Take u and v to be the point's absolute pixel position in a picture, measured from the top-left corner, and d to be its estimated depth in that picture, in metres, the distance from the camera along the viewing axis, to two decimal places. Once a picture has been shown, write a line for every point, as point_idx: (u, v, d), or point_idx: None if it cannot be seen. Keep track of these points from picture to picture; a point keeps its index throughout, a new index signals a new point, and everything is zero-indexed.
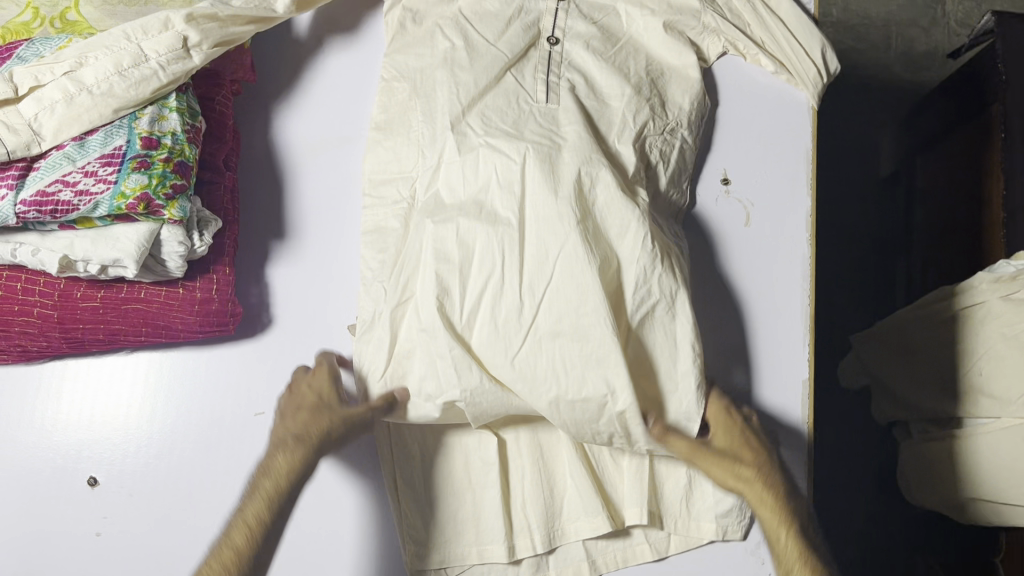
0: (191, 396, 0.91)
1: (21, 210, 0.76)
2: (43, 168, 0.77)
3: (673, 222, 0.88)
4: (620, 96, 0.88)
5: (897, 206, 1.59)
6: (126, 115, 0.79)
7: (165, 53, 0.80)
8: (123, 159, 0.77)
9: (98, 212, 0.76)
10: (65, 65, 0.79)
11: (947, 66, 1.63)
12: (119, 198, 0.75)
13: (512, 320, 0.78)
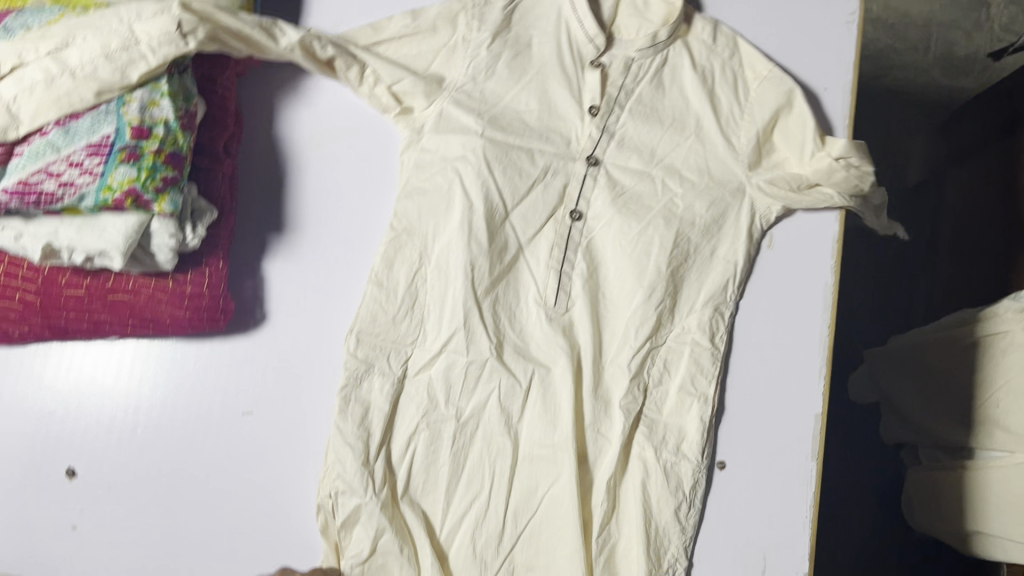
0: (175, 391, 0.88)
1: (3, 198, 0.72)
2: (25, 155, 0.73)
3: (681, 433, 0.90)
4: (623, 332, 0.90)
5: (922, 219, 1.50)
6: (115, 100, 0.75)
7: (157, 36, 0.75)
8: (111, 148, 0.73)
9: (83, 204, 0.72)
10: (51, 43, 0.75)
11: (986, 72, 1.56)
12: (105, 190, 0.72)
13: (491, 546, 0.88)
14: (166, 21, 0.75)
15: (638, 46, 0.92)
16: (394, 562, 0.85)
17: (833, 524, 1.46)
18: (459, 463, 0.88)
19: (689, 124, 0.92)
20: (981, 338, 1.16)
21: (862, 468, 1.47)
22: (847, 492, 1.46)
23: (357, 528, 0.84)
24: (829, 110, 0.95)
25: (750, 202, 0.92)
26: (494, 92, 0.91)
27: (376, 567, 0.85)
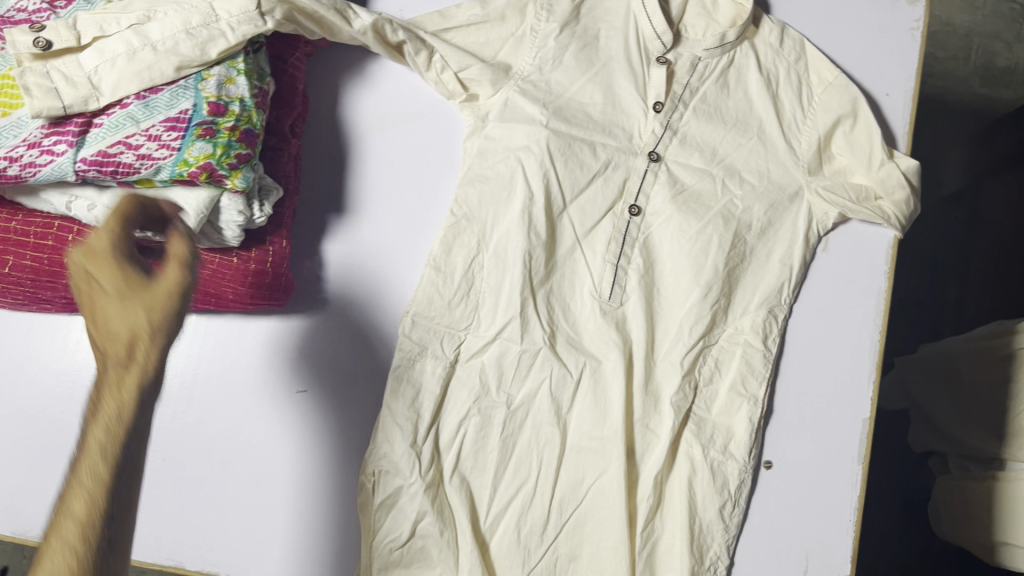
0: (232, 368, 0.89)
1: (81, 167, 0.73)
2: (104, 127, 0.74)
3: (729, 433, 0.91)
4: (678, 325, 0.91)
5: (957, 229, 1.48)
6: (193, 76, 0.76)
7: (237, 14, 0.75)
8: (187, 124, 0.73)
9: (159, 176, 0.73)
10: (132, 17, 0.75)
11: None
12: (182, 164, 0.72)
13: (537, 533, 0.88)
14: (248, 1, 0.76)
15: (705, 46, 0.93)
16: (433, 545, 0.86)
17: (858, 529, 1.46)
18: (507, 451, 0.88)
19: (753, 125, 0.94)
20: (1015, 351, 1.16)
21: (891, 474, 1.47)
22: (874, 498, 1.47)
23: (401, 509, 0.86)
24: (889, 116, 0.95)
25: (808, 206, 0.93)
26: (560, 82, 0.92)
27: (414, 551, 0.86)
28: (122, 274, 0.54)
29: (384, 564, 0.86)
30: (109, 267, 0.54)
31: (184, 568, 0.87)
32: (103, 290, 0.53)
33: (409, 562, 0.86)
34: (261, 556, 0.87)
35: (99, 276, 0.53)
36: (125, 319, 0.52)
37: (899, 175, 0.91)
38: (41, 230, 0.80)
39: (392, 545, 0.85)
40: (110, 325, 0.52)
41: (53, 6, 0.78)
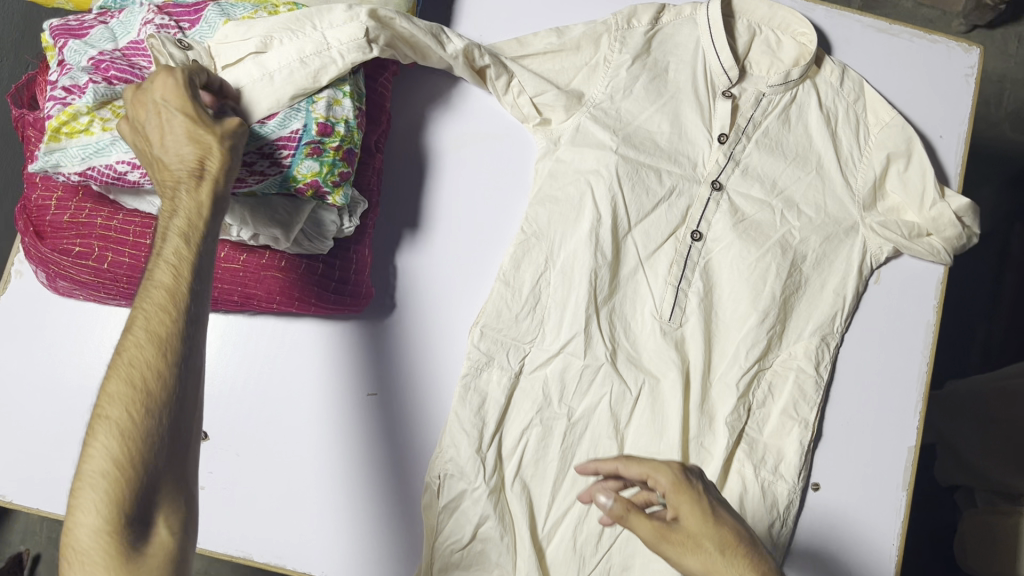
0: (302, 368, 0.93)
1: None
2: None
3: (780, 454, 0.94)
4: (735, 348, 0.94)
5: (987, 268, 1.51)
6: (304, 99, 0.80)
7: (347, 42, 0.81)
8: (298, 143, 0.79)
9: (268, 190, 0.80)
10: (252, 44, 0.80)
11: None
12: (291, 180, 0.79)
13: (591, 542, 0.91)
14: (356, 29, 0.81)
15: (769, 83, 0.97)
16: (493, 549, 0.89)
17: None
18: (567, 461, 0.91)
19: (812, 160, 0.98)
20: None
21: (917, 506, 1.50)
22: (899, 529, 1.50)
23: (464, 511, 0.89)
24: (942, 157, 1.00)
25: (863, 239, 0.97)
26: (630, 111, 0.96)
27: (474, 555, 0.89)
28: (153, 102, 0.69)
29: (445, 564, 0.89)
30: (187, 111, 0.69)
31: (253, 559, 0.90)
32: (176, 119, 0.68)
33: (467, 565, 0.89)
34: (328, 551, 0.90)
35: (171, 104, 0.68)
36: (166, 274, 0.62)
37: (952, 214, 0.95)
38: (140, 229, 0.84)
39: (453, 547, 0.88)
40: (178, 139, 0.68)
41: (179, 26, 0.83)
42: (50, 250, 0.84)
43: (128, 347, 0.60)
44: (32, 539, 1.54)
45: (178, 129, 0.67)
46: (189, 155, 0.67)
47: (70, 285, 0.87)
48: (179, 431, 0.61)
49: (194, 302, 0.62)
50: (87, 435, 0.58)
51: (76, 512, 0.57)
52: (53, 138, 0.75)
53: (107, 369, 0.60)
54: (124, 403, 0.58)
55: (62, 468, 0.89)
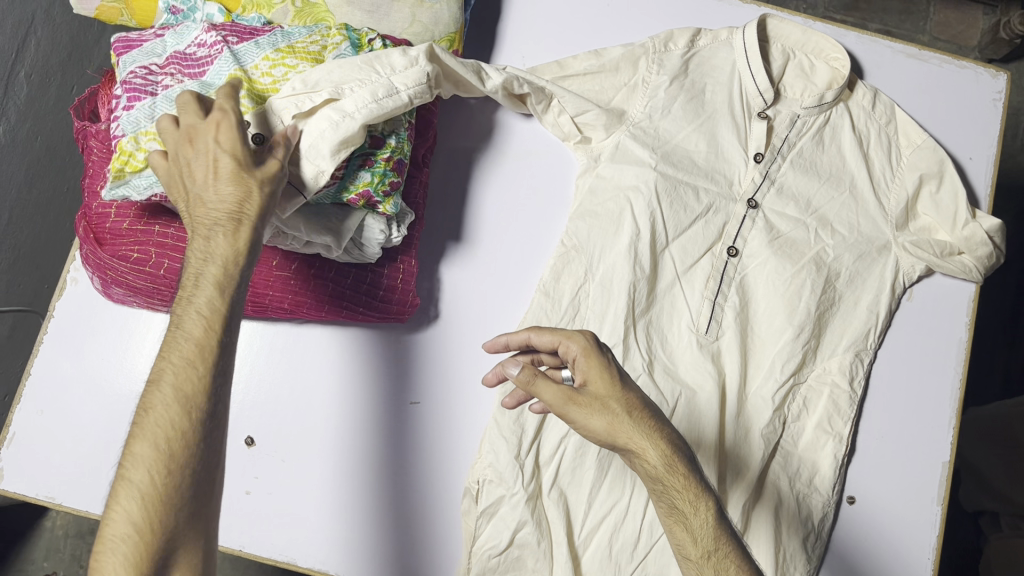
0: (349, 374, 0.94)
1: None
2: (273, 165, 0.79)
3: (815, 467, 0.96)
4: (771, 361, 0.96)
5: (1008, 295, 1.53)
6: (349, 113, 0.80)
7: (412, 86, 0.83)
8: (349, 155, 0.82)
9: (321, 200, 0.82)
10: (324, 94, 0.80)
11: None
12: (344, 191, 0.82)
13: (627, 550, 0.92)
14: (419, 73, 0.83)
15: (805, 105, 1.00)
16: (530, 555, 0.90)
17: None
18: (603, 470, 0.92)
19: (846, 180, 1.01)
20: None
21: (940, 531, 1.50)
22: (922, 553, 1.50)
23: (502, 517, 0.89)
24: (973, 177, 1.02)
25: (895, 257, 0.99)
26: (667, 130, 0.99)
27: (511, 560, 0.90)
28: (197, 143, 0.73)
29: (483, 569, 0.90)
30: (228, 155, 0.72)
31: (296, 563, 0.90)
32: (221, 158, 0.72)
33: (505, 570, 0.90)
34: (368, 556, 0.91)
35: (221, 144, 0.72)
36: (197, 325, 0.67)
37: (983, 234, 0.97)
38: None
39: (491, 552, 0.89)
40: (222, 183, 0.71)
41: (227, 39, 0.83)
42: (109, 255, 0.87)
43: (157, 398, 0.65)
44: (55, 556, 1.55)
45: (224, 176, 0.71)
46: (229, 201, 0.71)
47: (125, 291, 0.90)
48: (208, 470, 0.67)
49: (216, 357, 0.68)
50: (117, 479, 0.63)
51: (98, 559, 0.61)
52: (118, 175, 0.78)
53: (134, 419, 0.65)
54: (153, 459, 0.63)
55: (111, 471, 0.91)
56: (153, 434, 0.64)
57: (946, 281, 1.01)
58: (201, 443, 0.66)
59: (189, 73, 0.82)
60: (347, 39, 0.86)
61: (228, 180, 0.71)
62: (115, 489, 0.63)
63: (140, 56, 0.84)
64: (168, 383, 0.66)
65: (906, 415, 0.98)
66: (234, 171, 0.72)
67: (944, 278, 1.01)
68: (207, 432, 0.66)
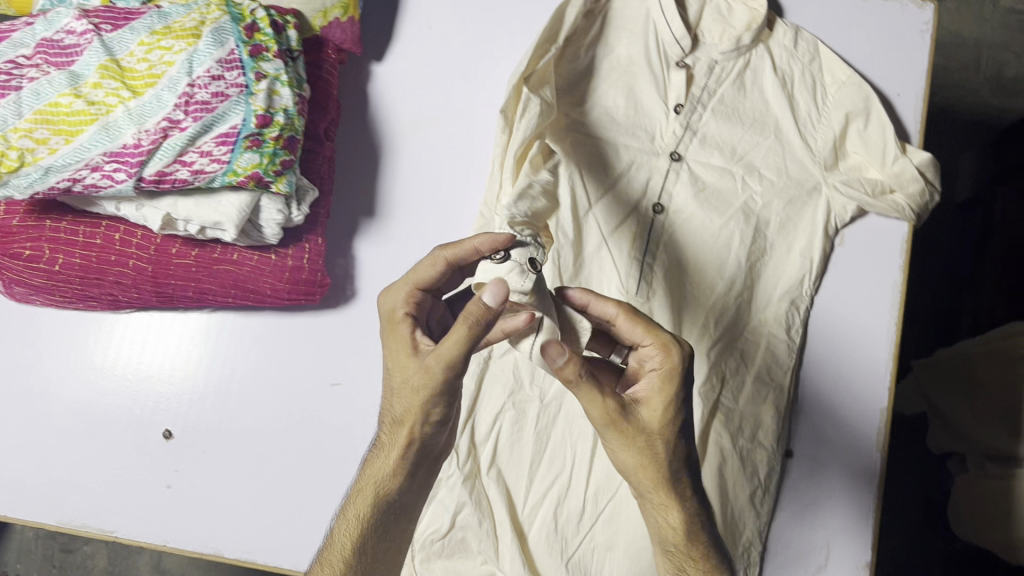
0: (268, 363, 0.92)
1: (140, 184, 0.77)
2: (162, 147, 0.76)
3: (757, 421, 0.93)
4: (700, 318, 0.95)
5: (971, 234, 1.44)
6: (242, 88, 0.79)
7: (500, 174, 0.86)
8: (236, 137, 0.78)
9: (211, 185, 0.78)
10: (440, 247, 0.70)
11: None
12: (231, 174, 0.78)
13: (574, 520, 0.90)
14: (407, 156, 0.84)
15: (722, 50, 0.97)
16: (473, 536, 0.90)
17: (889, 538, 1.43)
18: (541, 446, 0.92)
19: (770, 125, 0.98)
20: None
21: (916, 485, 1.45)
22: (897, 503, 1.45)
23: (441, 500, 0.90)
24: (901, 114, 0.99)
25: (826, 199, 0.96)
26: (585, 91, 0.98)
27: (455, 542, 0.91)
28: (400, 343, 0.69)
29: (427, 554, 0.91)
30: (437, 362, 0.65)
31: (222, 554, 0.88)
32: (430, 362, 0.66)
33: (450, 554, 0.91)
34: (294, 543, 0.89)
35: (414, 371, 0.67)
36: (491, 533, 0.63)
37: (914, 169, 0.93)
38: (90, 230, 0.84)
39: (433, 536, 0.90)
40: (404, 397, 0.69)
41: (100, 27, 0.80)
42: (2, 254, 0.84)
43: None
44: (28, 557, 1.55)
45: (409, 386, 0.68)
46: (405, 410, 0.69)
47: (27, 290, 0.87)
48: None
49: (382, 508, 0.73)
50: None
51: None
52: None
53: None
54: None
55: (31, 474, 0.90)
56: None
57: (881, 223, 0.97)
58: None
59: (57, 62, 0.78)
60: (227, 12, 0.81)
61: (404, 383, 0.68)
62: None
63: (8, 48, 0.79)
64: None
65: (844, 364, 0.95)
66: (418, 371, 0.67)
67: (877, 220, 0.97)
68: None
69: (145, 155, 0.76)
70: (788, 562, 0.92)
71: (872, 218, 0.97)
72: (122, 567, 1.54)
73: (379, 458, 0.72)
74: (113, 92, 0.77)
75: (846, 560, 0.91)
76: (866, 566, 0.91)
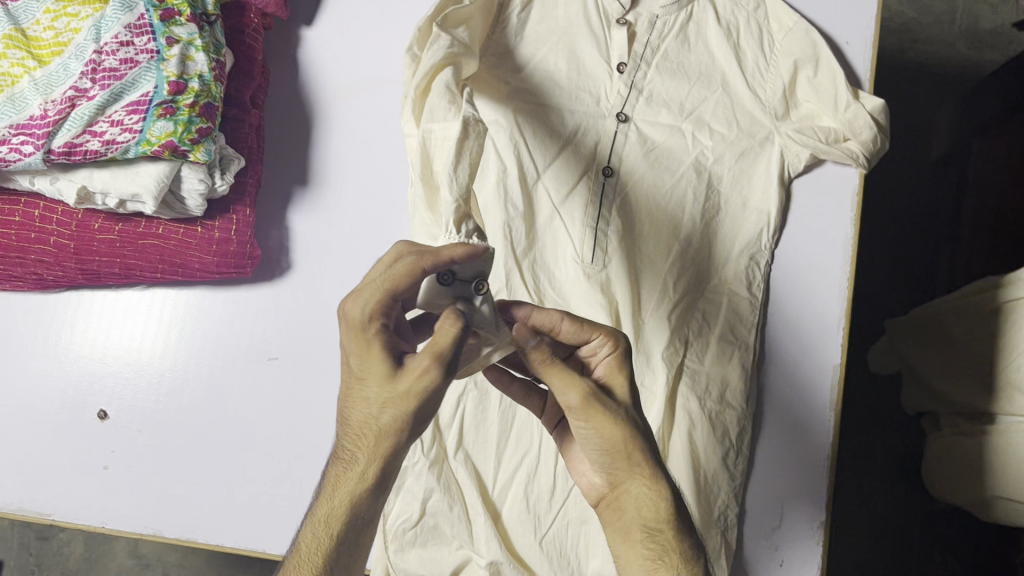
0: (205, 340, 0.90)
1: (50, 156, 0.75)
2: (69, 117, 0.75)
3: (724, 382, 0.90)
4: (656, 281, 0.92)
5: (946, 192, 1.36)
6: (152, 53, 0.76)
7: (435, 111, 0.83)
8: (148, 105, 0.75)
9: (126, 156, 0.75)
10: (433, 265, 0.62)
11: (1013, 47, 1.37)
12: (145, 144, 0.75)
13: (546, 497, 0.88)
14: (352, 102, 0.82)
15: (661, 3, 0.94)
16: (444, 522, 0.88)
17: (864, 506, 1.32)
18: (506, 425, 0.90)
19: (717, 77, 0.94)
20: (1000, 305, 1.00)
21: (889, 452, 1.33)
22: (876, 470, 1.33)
23: (409, 489, 0.88)
24: (851, 61, 0.96)
25: (779, 148, 0.92)
26: (523, 54, 0.95)
27: (428, 530, 0.88)
28: (374, 353, 0.59)
29: (399, 544, 0.88)
30: (429, 365, 0.58)
31: (162, 535, 0.86)
32: (415, 367, 0.59)
33: (424, 541, 0.89)
34: (234, 521, 0.86)
35: (404, 380, 0.59)
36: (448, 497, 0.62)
37: (867, 115, 0.89)
38: (8, 206, 0.82)
39: (404, 525, 0.88)
40: (377, 408, 0.60)
41: None
42: None
43: None
44: (6, 545, 1.52)
45: (383, 396, 0.59)
46: (379, 422, 0.60)
47: None
48: None
49: (355, 521, 0.63)
50: None
51: None
52: None
53: None
54: None
55: None
56: None
57: (833, 173, 0.94)
58: None
59: None
60: None
61: (378, 391, 0.59)
62: None
63: None
64: None
65: (804, 321, 0.92)
66: (410, 378, 0.59)
67: (831, 170, 0.94)
68: None
69: (53, 126, 0.74)
70: (756, 527, 0.90)
71: (825, 169, 0.94)
72: (99, 553, 1.50)
73: (349, 469, 0.62)
74: (18, 62, 0.76)
75: (801, 519, 0.89)
76: (821, 524, 0.89)
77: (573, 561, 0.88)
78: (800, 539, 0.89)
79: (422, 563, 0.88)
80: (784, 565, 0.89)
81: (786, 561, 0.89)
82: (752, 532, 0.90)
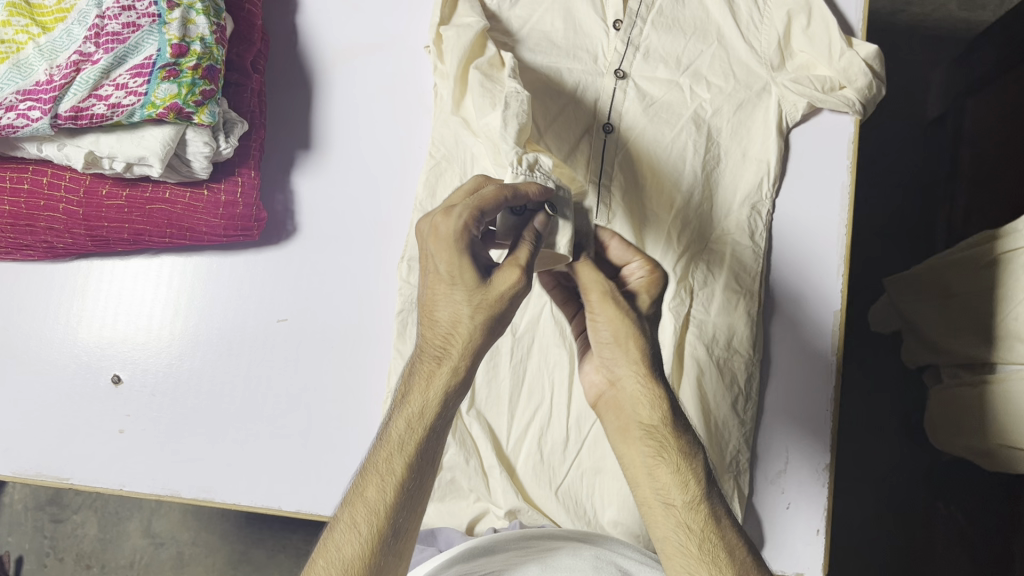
0: (215, 302, 0.91)
1: (56, 121, 0.76)
2: (75, 82, 0.76)
3: (730, 330, 0.90)
4: (659, 235, 0.93)
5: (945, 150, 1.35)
6: (155, 17, 0.77)
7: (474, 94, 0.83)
8: (151, 68, 0.76)
9: (131, 120, 0.76)
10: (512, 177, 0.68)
11: (1006, 6, 1.36)
12: (150, 107, 0.75)
13: (558, 450, 0.88)
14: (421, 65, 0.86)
15: None
16: (461, 475, 0.88)
17: (873, 463, 1.31)
18: (518, 380, 0.90)
19: (711, 31, 0.95)
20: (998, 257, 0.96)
21: (900, 406, 1.31)
22: (884, 426, 1.31)
23: None
24: (842, 12, 0.97)
25: (776, 99, 0.93)
26: (520, 16, 0.96)
27: (445, 485, 0.89)
28: (465, 261, 0.56)
29: None
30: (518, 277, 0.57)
31: (180, 495, 0.87)
32: (503, 277, 0.57)
33: (442, 495, 0.89)
34: (251, 480, 0.87)
35: (492, 288, 0.57)
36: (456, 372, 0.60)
37: (861, 62, 0.90)
38: (18, 175, 0.84)
39: None
40: (457, 313, 0.57)
41: None
42: None
43: (365, 482, 0.58)
44: (19, 529, 1.53)
45: (467, 303, 0.57)
46: (463, 325, 0.57)
47: None
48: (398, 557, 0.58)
49: (434, 431, 0.58)
50: (320, 554, 0.57)
51: None
52: None
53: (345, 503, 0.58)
54: (351, 536, 0.57)
55: None
56: (347, 519, 0.57)
57: (829, 123, 0.95)
58: (396, 525, 0.57)
59: None
60: None
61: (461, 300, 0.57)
62: (322, 546, 0.57)
63: None
64: (376, 471, 0.58)
65: (806, 268, 0.93)
66: (495, 288, 0.57)
67: (826, 121, 0.95)
68: (407, 511, 0.58)
69: (58, 91, 0.76)
70: (763, 471, 0.91)
71: (821, 119, 0.95)
72: (113, 534, 1.51)
73: (439, 355, 0.58)
74: (23, 29, 0.78)
75: (807, 462, 0.90)
76: (826, 468, 0.89)
77: (590, 511, 0.87)
78: (805, 483, 0.90)
79: (441, 516, 0.89)
80: (791, 507, 0.90)
81: (793, 503, 0.90)
82: (761, 475, 0.91)
